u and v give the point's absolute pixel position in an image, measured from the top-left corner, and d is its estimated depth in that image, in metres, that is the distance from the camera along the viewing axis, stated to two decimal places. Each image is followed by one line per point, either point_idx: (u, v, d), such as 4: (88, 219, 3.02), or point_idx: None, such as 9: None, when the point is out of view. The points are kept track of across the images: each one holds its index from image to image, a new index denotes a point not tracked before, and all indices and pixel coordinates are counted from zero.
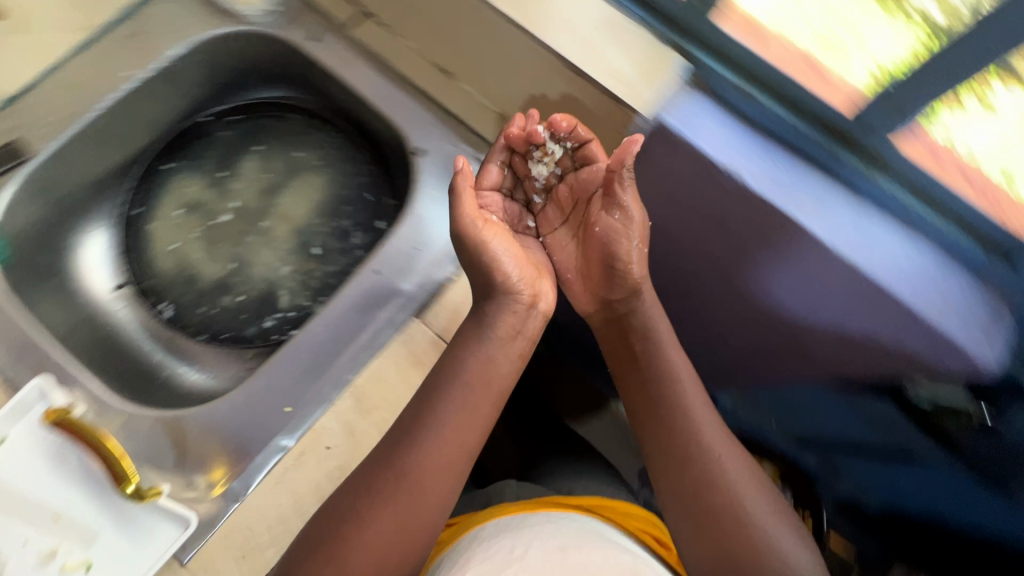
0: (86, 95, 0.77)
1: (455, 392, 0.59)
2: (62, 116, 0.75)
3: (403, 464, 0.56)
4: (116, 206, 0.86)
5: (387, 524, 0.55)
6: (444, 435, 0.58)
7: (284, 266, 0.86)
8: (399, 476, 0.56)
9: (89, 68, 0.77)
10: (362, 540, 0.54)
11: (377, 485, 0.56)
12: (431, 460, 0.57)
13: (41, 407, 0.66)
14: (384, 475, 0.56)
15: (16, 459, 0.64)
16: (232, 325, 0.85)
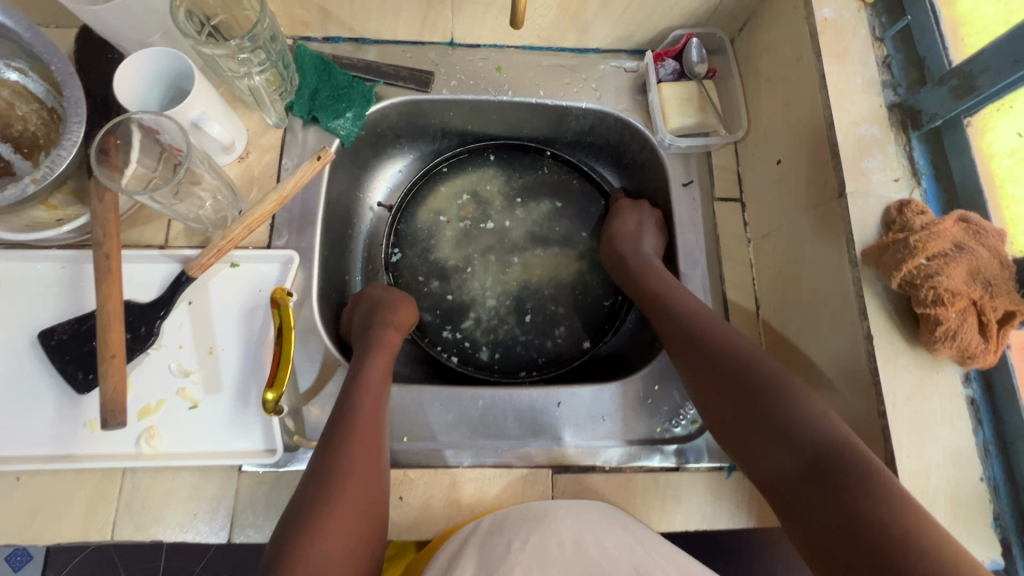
0: (451, 57, 0.76)
1: (363, 363, 0.59)
2: (416, 59, 0.75)
3: (354, 370, 0.59)
4: (423, 136, 0.82)
5: (359, 445, 0.52)
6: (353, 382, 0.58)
7: (490, 302, 0.81)
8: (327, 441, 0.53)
9: (521, 67, 0.77)
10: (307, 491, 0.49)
11: (324, 460, 0.51)
12: (362, 392, 0.56)
13: (262, 231, 0.66)
14: (330, 456, 0.51)
15: (158, 267, 0.63)
16: (476, 315, 0.80)
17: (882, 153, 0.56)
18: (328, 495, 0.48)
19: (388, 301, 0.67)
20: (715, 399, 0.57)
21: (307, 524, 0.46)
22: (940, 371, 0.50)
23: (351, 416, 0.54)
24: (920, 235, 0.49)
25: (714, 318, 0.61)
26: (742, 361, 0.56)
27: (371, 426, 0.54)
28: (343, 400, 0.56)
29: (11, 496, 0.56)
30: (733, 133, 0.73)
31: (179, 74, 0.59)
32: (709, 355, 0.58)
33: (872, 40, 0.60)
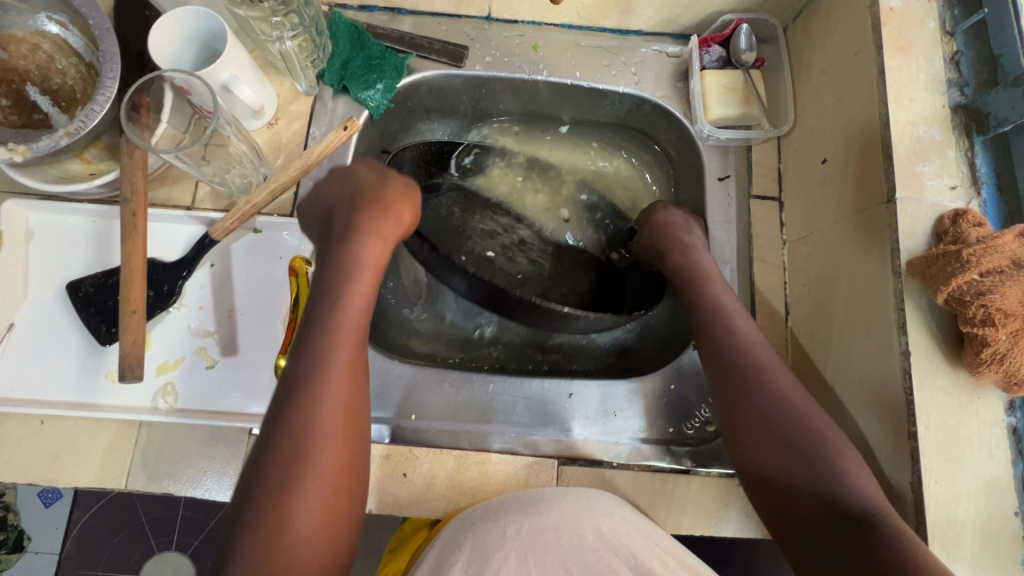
0: (486, 32, 0.74)
1: (340, 289, 0.53)
2: (451, 33, 0.73)
3: (332, 295, 0.53)
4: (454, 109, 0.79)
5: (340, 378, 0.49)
6: (329, 299, 0.53)
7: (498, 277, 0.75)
8: (297, 372, 0.48)
9: (559, 46, 0.74)
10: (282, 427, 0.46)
11: (292, 400, 0.47)
12: (339, 329, 0.51)
13: (286, 199, 0.66)
14: (299, 397, 0.47)
15: (184, 227, 0.64)
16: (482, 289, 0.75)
17: (940, 158, 0.52)
18: (304, 445, 0.45)
19: (367, 197, 0.59)
20: (754, 434, 0.52)
21: (281, 476, 0.44)
22: (981, 397, 0.47)
23: (330, 344, 0.50)
24: (975, 247, 0.45)
25: (766, 351, 0.56)
26: (793, 404, 0.52)
27: (344, 364, 0.49)
28: (318, 331, 0.51)
29: (33, 439, 0.58)
30: (777, 128, 0.69)
31: (213, 32, 0.58)
32: (759, 390, 0.53)
33: (941, 34, 0.55)
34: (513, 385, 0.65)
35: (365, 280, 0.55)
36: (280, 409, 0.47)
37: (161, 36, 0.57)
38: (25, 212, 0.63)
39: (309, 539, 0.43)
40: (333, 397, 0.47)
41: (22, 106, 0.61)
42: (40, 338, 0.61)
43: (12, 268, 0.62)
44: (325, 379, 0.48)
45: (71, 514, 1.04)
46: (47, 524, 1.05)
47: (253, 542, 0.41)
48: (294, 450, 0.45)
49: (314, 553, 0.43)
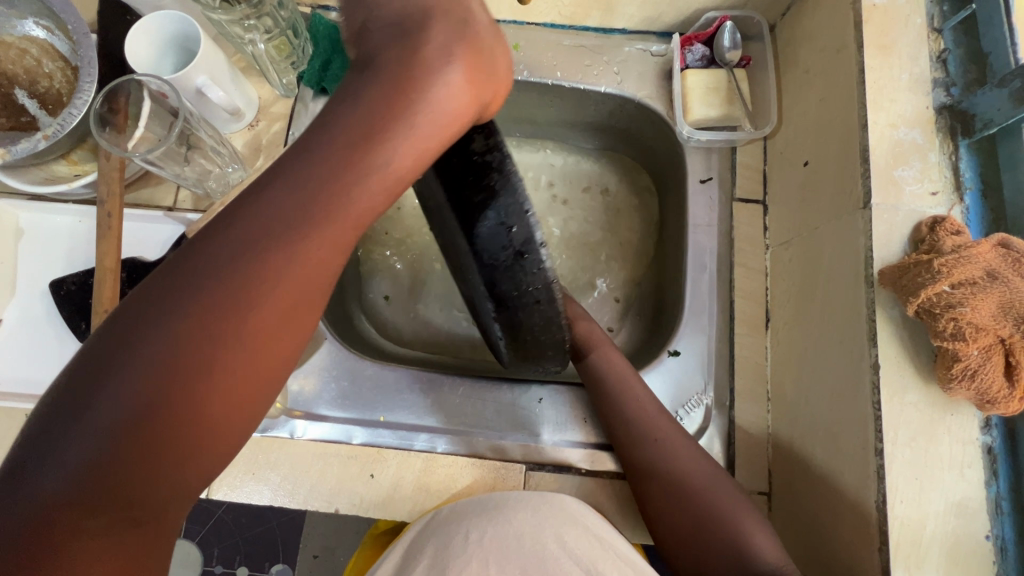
0: None
1: (382, 124, 0.37)
2: None
3: (367, 137, 0.36)
4: None
5: (336, 226, 0.35)
6: (370, 105, 0.38)
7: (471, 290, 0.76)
8: (291, 174, 0.34)
9: (539, 44, 0.73)
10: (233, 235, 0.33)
11: (260, 227, 0.33)
12: (356, 150, 0.36)
13: None
14: (270, 225, 0.33)
15: (162, 226, 0.65)
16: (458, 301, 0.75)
17: (921, 162, 0.50)
18: (248, 289, 0.32)
19: (464, 55, 0.41)
20: (660, 507, 0.54)
21: (211, 329, 0.31)
22: (954, 413, 0.45)
23: (341, 166, 0.35)
24: (947, 258, 0.43)
25: (663, 422, 0.57)
26: (686, 474, 0.54)
27: (335, 212, 0.34)
28: (317, 158, 0.35)
29: (18, 430, 0.60)
30: (761, 129, 0.67)
31: (189, 33, 0.59)
32: (655, 465, 0.55)
33: (927, 31, 0.53)
34: (481, 388, 0.65)
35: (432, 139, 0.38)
36: (229, 224, 0.33)
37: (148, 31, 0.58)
38: (14, 212, 0.65)
39: (196, 445, 0.31)
40: (313, 254, 0.34)
41: (10, 110, 0.63)
42: (27, 333, 0.63)
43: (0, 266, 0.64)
44: (312, 228, 0.34)
45: None
46: None
47: (146, 390, 0.30)
48: (235, 281, 0.32)
49: (213, 435, 0.32)
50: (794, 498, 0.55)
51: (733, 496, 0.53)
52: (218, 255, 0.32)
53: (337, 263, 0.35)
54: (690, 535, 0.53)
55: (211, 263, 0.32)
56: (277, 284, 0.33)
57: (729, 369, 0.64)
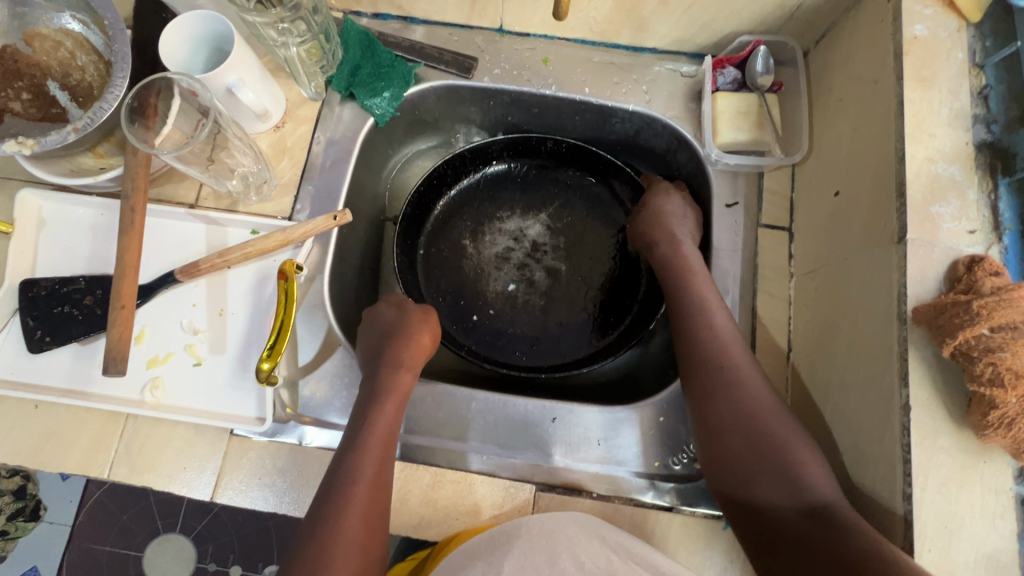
0: (497, 45, 0.73)
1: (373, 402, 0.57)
2: (461, 44, 0.73)
3: (364, 410, 0.56)
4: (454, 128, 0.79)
5: (378, 463, 0.53)
6: (376, 386, 0.58)
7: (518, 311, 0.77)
8: (349, 453, 0.53)
9: (569, 61, 0.73)
10: (324, 509, 0.50)
11: (339, 482, 0.52)
12: (378, 417, 0.56)
13: (286, 203, 0.67)
14: (347, 478, 0.51)
15: (184, 222, 0.65)
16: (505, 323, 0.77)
17: (960, 199, 0.49)
18: (336, 537, 0.49)
19: (397, 333, 0.62)
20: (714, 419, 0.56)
21: (317, 548, 0.48)
22: (987, 461, 0.43)
23: (385, 421, 0.56)
24: (988, 300, 0.42)
25: (736, 346, 0.58)
26: (752, 394, 0.55)
27: (384, 452, 0.54)
28: (347, 437, 0.55)
29: (27, 421, 0.60)
30: (791, 156, 0.66)
31: (223, 33, 0.59)
32: (721, 380, 0.56)
33: (969, 66, 0.52)
34: (492, 402, 0.64)
35: (399, 380, 0.59)
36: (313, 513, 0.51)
37: (188, 21, 0.58)
38: (38, 201, 0.66)
39: None
40: (364, 491, 0.51)
41: (42, 101, 0.63)
42: None
43: (20, 255, 0.64)
44: (359, 474, 0.52)
45: (85, 489, 1.06)
46: (63, 497, 1.07)
47: None
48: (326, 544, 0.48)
49: None
50: None
51: (792, 427, 0.53)
52: (319, 523, 0.50)
53: (377, 486, 0.52)
54: (739, 453, 0.54)
55: (314, 534, 0.49)
56: (369, 512, 0.51)
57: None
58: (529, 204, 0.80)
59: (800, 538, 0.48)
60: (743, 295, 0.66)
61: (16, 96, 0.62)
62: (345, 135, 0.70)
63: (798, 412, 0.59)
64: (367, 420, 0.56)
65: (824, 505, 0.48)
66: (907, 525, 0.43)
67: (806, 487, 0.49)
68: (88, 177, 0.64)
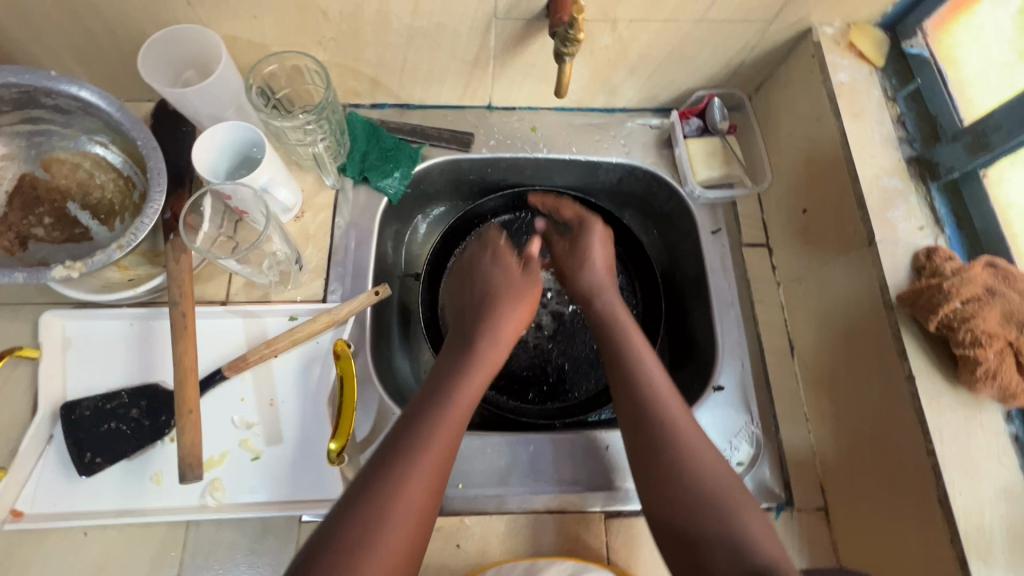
0: (488, 120, 0.82)
1: (466, 366, 0.61)
2: (456, 122, 0.81)
3: (457, 366, 0.61)
4: (462, 188, 0.86)
5: (454, 425, 0.55)
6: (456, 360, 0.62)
7: (529, 352, 0.79)
8: (418, 416, 0.54)
9: (554, 126, 0.82)
10: (400, 453, 0.51)
11: (426, 423, 0.54)
12: (471, 383, 0.60)
13: (318, 286, 0.70)
14: (435, 419, 0.54)
15: (223, 320, 0.67)
16: (515, 366, 0.79)
17: (906, 204, 0.60)
18: (406, 477, 0.49)
19: (503, 294, 0.70)
20: (660, 480, 0.54)
21: (382, 488, 0.48)
22: (982, 411, 0.53)
23: (472, 388, 0.59)
24: (952, 280, 0.52)
25: (674, 403, 0.59)
26: (703, 457, 0.55)
27: (461, 424, 0.56)
28: (431, 394, 0.57)
29: (78, 552, 0.57)
30: (757, 183, 0.78)
31: (254, 139, 0.63)
32: (663, 439, 0.56)
33: (886, 100, 0.65)
34: (546, 445, 0.67)
35: (489, 352, 0.64)
36: (382, 462, 0.50)
37: (229, 129, 0.62)
38: (61, 322, 0.65)
39: None
40: (440, 448, 0.52)
41: (64, 222, 0.64)
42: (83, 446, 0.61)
43: (50, 377, 0.62)
44: (445, 431, 0.53)
45: None
46: None
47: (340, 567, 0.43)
48: (393, 481, 0.49)
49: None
50: (856, 508, 0.60)
51: (737, 490, 0.53)
52: (383, 463, 0.50)
53: (450, 448, 0.53)
54: (675, 520, 0.52)
55: (377, 474, 0.49)
56: (438, 461, 0.52)
57: (769, 398, 0.70)
58: (533, 251, 0.84)
59: (697, 527, 0.51)
60: (744, 306, 0.75)
61: (39, 222, 0.63)
62: (364, 215, 0.75)
63: (818, 398, 0.67)
64: (443, 378, 0.60)
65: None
66: (936, 478, 0.51)
67: (703, 477, 0.53)
68: (122, 290, 0.64)
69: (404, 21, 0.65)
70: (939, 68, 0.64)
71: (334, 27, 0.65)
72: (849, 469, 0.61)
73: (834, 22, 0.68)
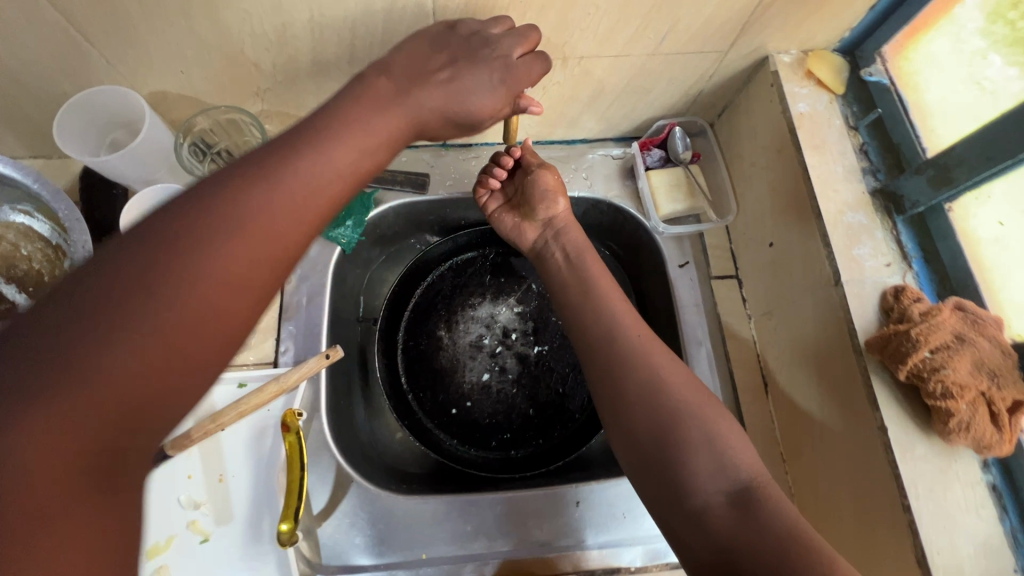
0: (444, 158, 0.79)
1: (274, 170, 0.37)
2: (410, 164, 0.78)
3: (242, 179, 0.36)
4: (422, 227, 0.81)
5: (250, 244, 0.35)
6: (271, 160, 0.38)
7: (491, 398, 0.76)
8: (215, 215, 0.34)
9: None
10: (188, 259, 0.33)
11: (205, 221, 0.34)
12: (293, 190, 0.37)
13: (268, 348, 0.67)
14: (235, 220, 0.35)
15: None
16: (477, 414, 0.75)
17: (871, 240, 0.58)
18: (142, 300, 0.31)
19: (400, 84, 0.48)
20: (630, 413, 0.55)
21: (80, 333, 0.29)
22: (957, 460, 0.51)
23: (276, 195, 0.37)
24: (921, 326, 0.50)
25: (669, 369, 0.56)
26: (678, 389, 0.55)
27: (288, 240, 0.37)
28: (194, 209, 0.34)
29: None
30: (723, 215, 0.76)
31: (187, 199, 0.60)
32: (663, 411, 0.54)
33: (847, 129, 0.63)
34: (513, 504, 0.64)
35: (318, 172, 0.39)
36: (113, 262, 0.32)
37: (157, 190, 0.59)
38: None
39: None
40: (234, 267, 0.34)
41: None
42: None
43: None
44: (236, 245, 0.34)
45: None
46: None
47: None
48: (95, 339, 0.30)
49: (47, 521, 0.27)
50: None
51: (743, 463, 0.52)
52: (161, 281, 0.32)
53: (254, 279, 0.35)
54: (651, 447, 0.53)
55: (135, 311, 0.31)
56: (225, 293, 0.34)
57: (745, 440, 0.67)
58: (498, 289, 0.80)
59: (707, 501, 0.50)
60: (715, 342, 0.72)
61: None
62: (316, 268, 0.71)
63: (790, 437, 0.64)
64: (231, 188, 0.36)
65: (747, 492, 0.50)
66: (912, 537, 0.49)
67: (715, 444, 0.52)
68: None
69: (342, 69, 0.61)
70: (899, 95, 0.62)
71: (269, 79, 0.62)
72: (825, 518, 0.59)
73: (791, 50, 0.66)
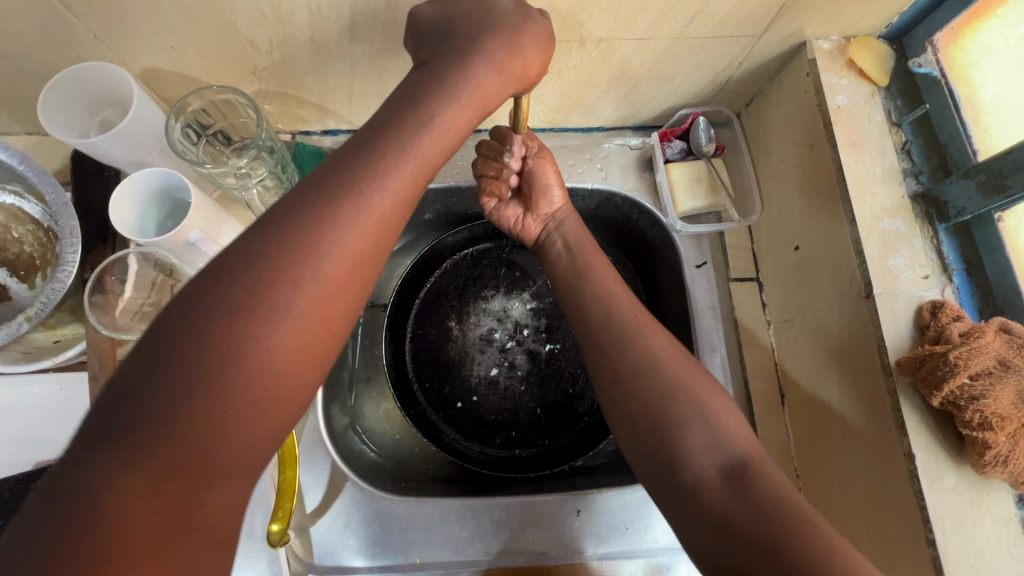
0: None
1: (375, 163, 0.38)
2: None
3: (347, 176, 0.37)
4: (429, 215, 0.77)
5: (358, 241, 0.37)
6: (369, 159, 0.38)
7: (501, 394, 0.73)
8: (322, 214, 0.36)
9: None
10: (303, 266, 0.35)
11: (323, 220, 0.36)
12: (390, 191, 0.38)
13: None
14: (343, 215, 0.36)
15: None
16: (486, 409, 0.73)
17: (909, 249, 0.54)
18: (261, 309, 0.33)
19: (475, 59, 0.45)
20: (636, 398, 0.51)
21: (215, 341, 0.32)
22: (989, 493, 0.47)
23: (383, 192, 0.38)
24: (961, 349, 0.46)
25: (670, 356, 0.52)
26: (671, 367, 0.51)
27: (387, 235, 0.39)
28: (304, 209, 0.36)
29: None
30: (746, 213, 0.71)
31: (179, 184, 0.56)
32: (663, 402, 0.50)
33: (889, 125, 0.58)
34: (512, 509, 0.62)
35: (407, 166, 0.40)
36: (231, 263, 0.34)
37: (153, 174, 0.56)
38: None
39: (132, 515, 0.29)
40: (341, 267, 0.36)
41: None
42: None
43: None
44: (349, 253, 0.36)
45: None
46: None
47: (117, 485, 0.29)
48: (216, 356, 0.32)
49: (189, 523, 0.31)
50: None
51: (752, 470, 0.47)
52: (278, 291, 0.34)
53: (357, 278, 0.37)
54: (648, 440, 0.50)
55: (260, 327, 0.33)
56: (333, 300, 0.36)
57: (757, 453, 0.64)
58: (511, 283, 0.77)
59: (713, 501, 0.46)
60: (731, 348, 0.69)
61: None
62: None
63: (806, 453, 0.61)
64: (339, 185, 0.37)
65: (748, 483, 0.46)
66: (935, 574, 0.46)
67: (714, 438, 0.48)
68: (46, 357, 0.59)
69: (342, 48, 0.57)
70: (950, 89, 0.57)
71: (265, 57, 0.58)
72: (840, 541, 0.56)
73: (831, 36, 0.60)
